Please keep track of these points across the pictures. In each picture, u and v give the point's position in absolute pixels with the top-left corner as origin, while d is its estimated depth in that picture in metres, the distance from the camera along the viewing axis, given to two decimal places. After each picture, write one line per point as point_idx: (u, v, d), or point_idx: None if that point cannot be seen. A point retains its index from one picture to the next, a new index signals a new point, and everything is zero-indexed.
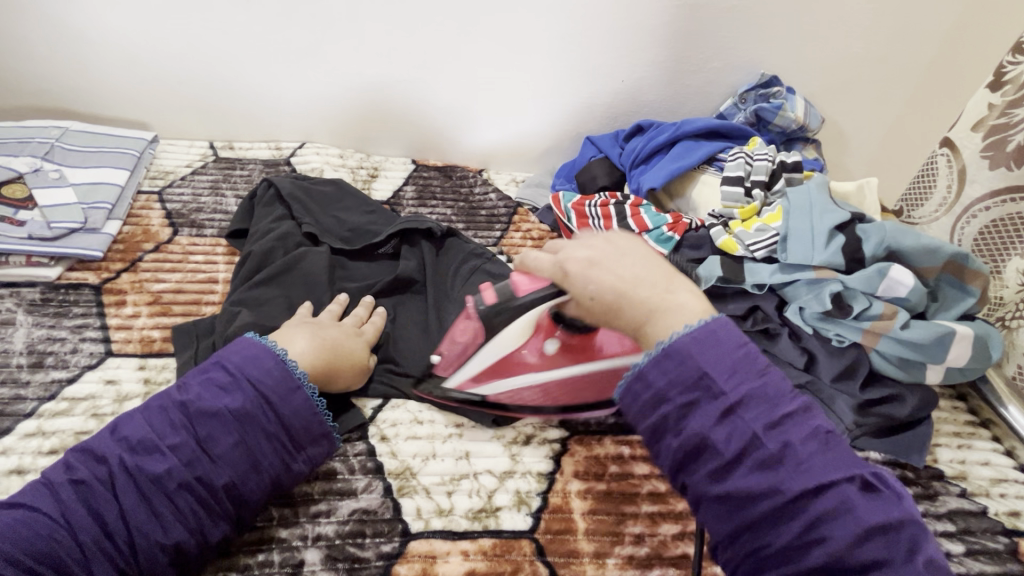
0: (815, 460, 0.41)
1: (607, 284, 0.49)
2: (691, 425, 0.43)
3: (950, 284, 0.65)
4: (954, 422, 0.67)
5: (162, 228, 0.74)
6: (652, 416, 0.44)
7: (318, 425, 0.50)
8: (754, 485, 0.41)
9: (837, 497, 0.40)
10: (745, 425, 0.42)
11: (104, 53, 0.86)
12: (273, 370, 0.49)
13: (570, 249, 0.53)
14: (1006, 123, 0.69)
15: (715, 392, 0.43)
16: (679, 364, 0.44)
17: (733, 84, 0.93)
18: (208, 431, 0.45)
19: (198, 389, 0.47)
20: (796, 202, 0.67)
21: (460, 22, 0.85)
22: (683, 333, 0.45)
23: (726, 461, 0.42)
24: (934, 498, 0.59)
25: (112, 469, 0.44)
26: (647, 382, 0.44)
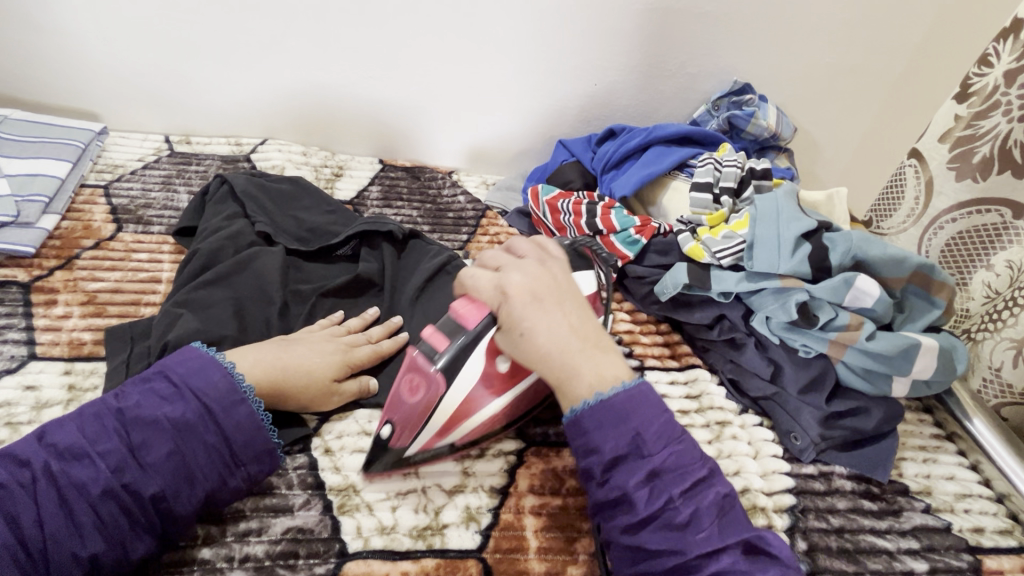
0: (713, 525, 0.42)
1: (542, 325, 0.46)
2: (615, 478, 0.44)
3: (916, 295, 0.64)
4: (920, 435, 0.67)
5: (105, 224, 0.70)
6: (582, 462, 0.45)
7: (262, 441, 0.46)
8: (660, 542, 0.42)
9: (727, 564, 0.41)
10: (663, 489, 0.43)
11: (51, 40, 0.82)
12: (222, 382, 0.46)
13: (510, 272, 0.49)
14: (972, 135, 0.67)
15: (643, 451, 0.43)
16: (615, 424, 0.44)
17: (706, 91, 0.92)
18: (143, 438, 0.42)
19: (141, 394, 0.44)
20: (762, 210, 0.65)
21: (429, 20, 0.83)
22: (618, 390, 0.45)
23: (641, 518, 0.42)
24: (898, 514, 0.57)
25: (32, 472, 0.40)
26: (599, 427, 0.44)
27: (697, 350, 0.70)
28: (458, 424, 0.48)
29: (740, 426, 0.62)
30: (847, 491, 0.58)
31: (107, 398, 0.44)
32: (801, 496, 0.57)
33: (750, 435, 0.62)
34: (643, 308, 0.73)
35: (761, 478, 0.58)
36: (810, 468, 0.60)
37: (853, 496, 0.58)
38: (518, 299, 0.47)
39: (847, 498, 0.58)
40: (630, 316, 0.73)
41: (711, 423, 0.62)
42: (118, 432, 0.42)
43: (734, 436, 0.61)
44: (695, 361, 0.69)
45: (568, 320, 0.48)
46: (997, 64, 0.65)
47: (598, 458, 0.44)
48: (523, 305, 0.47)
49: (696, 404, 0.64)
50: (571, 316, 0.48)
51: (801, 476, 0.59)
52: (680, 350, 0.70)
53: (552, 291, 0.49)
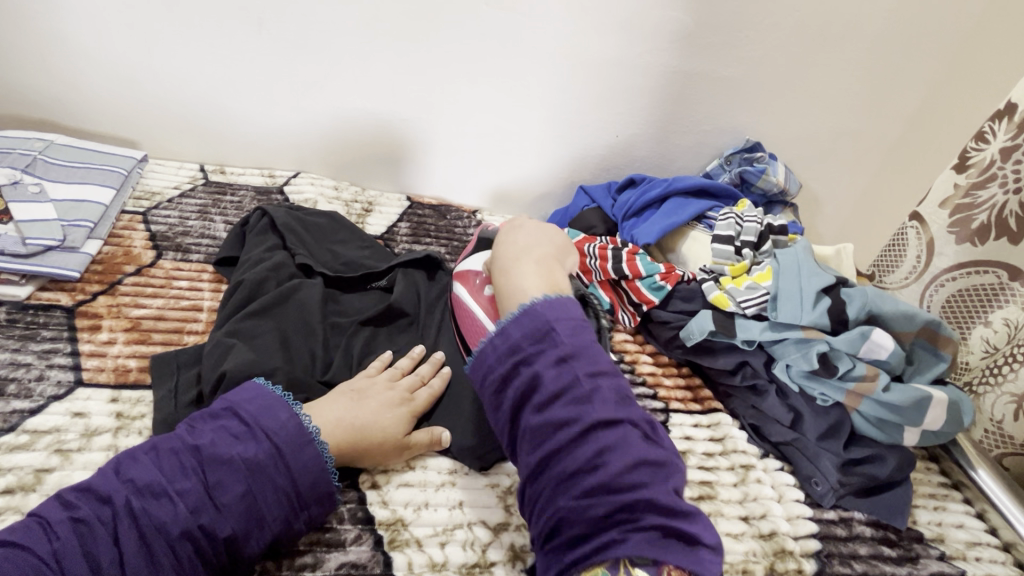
0: (612, 401, 0.47)
1: (513, 241, 0.63)
2: (529, 369, 0.48)
3: (923, 348, 0.68)
4: (929, 483, 0.70)
5: (145, 251, 0.71)
6: (500, 367, 0.49)
7: (325, 484, 0.47)
8: (565, 414, 0.46)
9: (619, 434, 0.45)
10: (571, 371, 0.47)
11: (97, 68, 0.84)
12: (290, 423, 0.47)
13: (520, 233, 0.64)
14: (971, 203, 0.73)
15: (554, 341, 0.49)
16: (576, 355, 0.48)
17: (719, 146, 0.98)
18: (218, 477, 0.43)
19: (214, 431, 0.45)
20: (784, 264, 0.70)
21: (468, 70, 0.87)
22: (539, 298, 0.52)
23: (581, 459, 0.44)
24: (915, 561, 0.60)
25: (113, 509, 0.41)
26: (504, 335, 0.50)
27: (719, 395, 0.72)
28: (460, 281, 0.65)
29: (764, 470, 0.65)
30: (867, 537, 0.61)
31: (181, 433, 0.45)
32: (824, 540, 0.59)
33: (773, 479, 0.64)
34: (666, 351, 0.76)
35: (787, 522, 0.60)
36: (831, 513, 0.62)
37: (873, 541, 0.60)
38: (511, 227, 0.67)
39: (867, 544, 0.60)
40: (653, 358, 0.76)
41: (736, 466, 0.64)
42: (196, 469, 0.43)
43: (759, 480, 0.64)
44: (716, 405, 0.72)
45: (534, 268, 0.59)
46: (993, 141, 0.71)
47: (539, 399, 0.47)
48: (511, 251, 0.62)
49: (721, 447, 0.66)
50: (536, 239, 0.64)
51: (823, 522, 0.61)
52: (704, 394, 0.73)
53: (549, 230, 0.67)
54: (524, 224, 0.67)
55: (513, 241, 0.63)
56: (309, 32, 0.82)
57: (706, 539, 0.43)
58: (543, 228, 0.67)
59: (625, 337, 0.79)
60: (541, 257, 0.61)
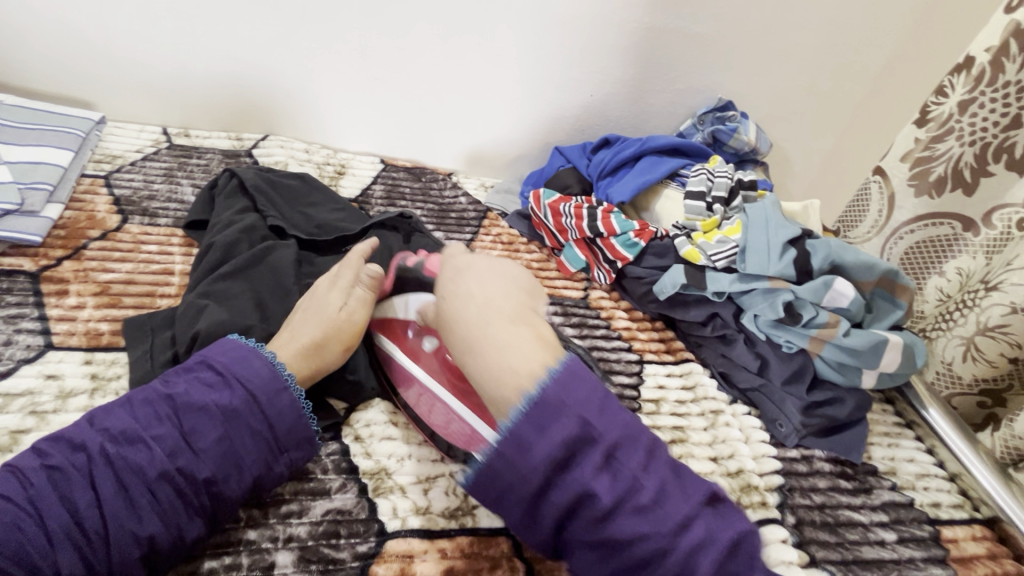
0: (679, 497, 0.41)
1: (468, 291, 0.48)
2: (572, 477, 0.40)
3: (882, 296, 0.72)
4: (884, 423, 0.74)
5: (109, 215, 0.69)
6: (524, 486, 0.40)
7: (303, 429, 0.48)
8: (629, 529, 0.39)
9: (703, 529, 0.40)
10: (623, 472, 0.40)
11: (47, 25, 0.79)
12: (264, 370, 0.47)
13: (473, 277, 0.50)
14: (929, 155, 0.76)
15: (594, 437, 0.40)
16: (554, 417, 0.40)
17: (692, 105, 0.99)
18: (194, 424, 0.44)
19: (187, 380, 0.46)
20: (753, 217, 0.72)
21: (438, 25, 0.85)
22: (549, 380, 0.41)
23: (607, 508, 0.39)
24: (869, 492, 0.64)
25: (88, 455, 0.41)
26: (522, 444, 0.40)
27: (690, 346, 0.75)
28: (389, 338, 0.56)
29: (732, 415, 0.68)
30: (826, 472, 0.65)
31: (156, 383, 0.46)
32: (787, 476, 0.63)
33: (741, 422, 0.67)
34: (640, 306, 0.78)
35: (753, 461, 0.63)
36: (794, 451, 0.66)
37: (831, 476, 0.64)
38: (449, 274, 0.51)
39: (826, 478, 0.64)
40: (628, 314, 0.78)
41: (706, 412, 0.67)
42: (171, 416, 0.44)
43: (727, 423, 0.67)
44: (688, 356, 0.74)
45: (497, 294, 0.48)
46: (951, 94, 0.73)
47: (553, 460, 0.39)
48: (455, 268, 0.51)
49: (692, 395, 0.69)
50: (500, 282, 0.49)
51: (787, 459, 0.65)
52: (676, 346, 0.75)
53: (501, 266, 0.52)
54: (475, 263, 0.51)
55: (466, 296, 0.48)
56: None
57: None
58: (487, 257, 0.53)
59: (601, 294, 0.80)
60: (517, 313, 0.46)
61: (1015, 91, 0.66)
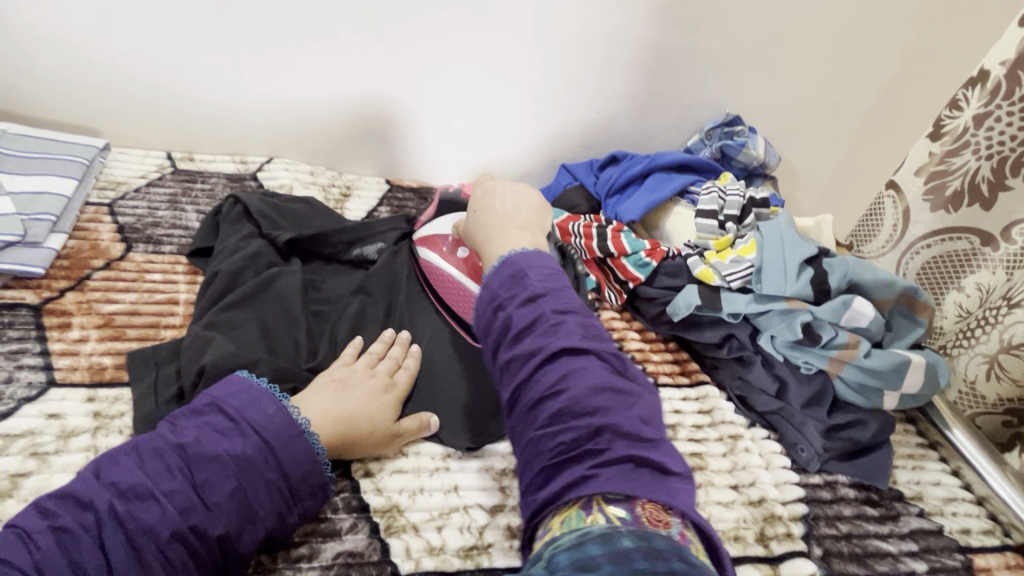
0: (576, 331, 0.45)
1: (492, 209, 0.60)
2: (513, 315, 0.47)
3: (902, 315, 0.70)
4: (907, 444, 0.72)
5: (113, 244, 0.68)
6: (481, 313, 0.49)
7: (318, 475, 0.46)
8: (532, 345, 0.45)
9: (593, 364, 0.44)
10: (537, 307, 0.46)
11: (52, 52, 0.79)
12: (278, 416, 0.46)
13: (495, 198, 0.61)
14: (944, 170, 0.74)
15: (523, 284, 0.48)
16: (510, 273, 0.50)
17: (699, 120, 0.98)
18: (206, 476, 0.42)
19: (198, 429, 0.44)
20: (767, 236, 0.71)
21: (444, 44, 0.85)
22: (516, 251, 0.52)
23: (519, 328, 0.46)
24: (896, 519, 0.62)
25: (97, 514, 0.40)
26: (484, 287, 0.50)
27: (706, 368, 0.73)
28: (426, 246, 0.68)
29: (751, 440, 0.66)
30: (851, 499, 0.62)
31: (165, 431, 0.45)
32: (811, 504, 0.61)
33: (761, 447, 0.65)
34: (652, 328, 0.76)
35: (775, 488, 0.61)
36: (816, 478, 0.64)
37: (856, 503, 0.62)
38: (478, 197, 0.63)
39: (851, 505, 0.62)
40: (640, 334, 0.76)
41: (724, 437, 0.65)
42: (183, 468, 0.42)
43: (746, 449, 0.65)
44: (704, 378, 0.72)
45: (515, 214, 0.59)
46: (966, 108, 0.72)
47: (496, 300, 0.48)
48: (483, 192, 0.63)
49: (709, 419, 0.67)
50: (516, 203, 0.60)
51: (809, 486, 0.63)
52: (690, 368, 0.73)
53: (527, 192, 0.63)
54: (501, 188, 0.62)
55: (492, 210, 0.60)
56: (277, 9, 0.79)
57: (671, 468, 0.41)
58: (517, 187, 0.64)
59: (611, 314, 0.78)
60: (528, 223, 0.58)
61: None
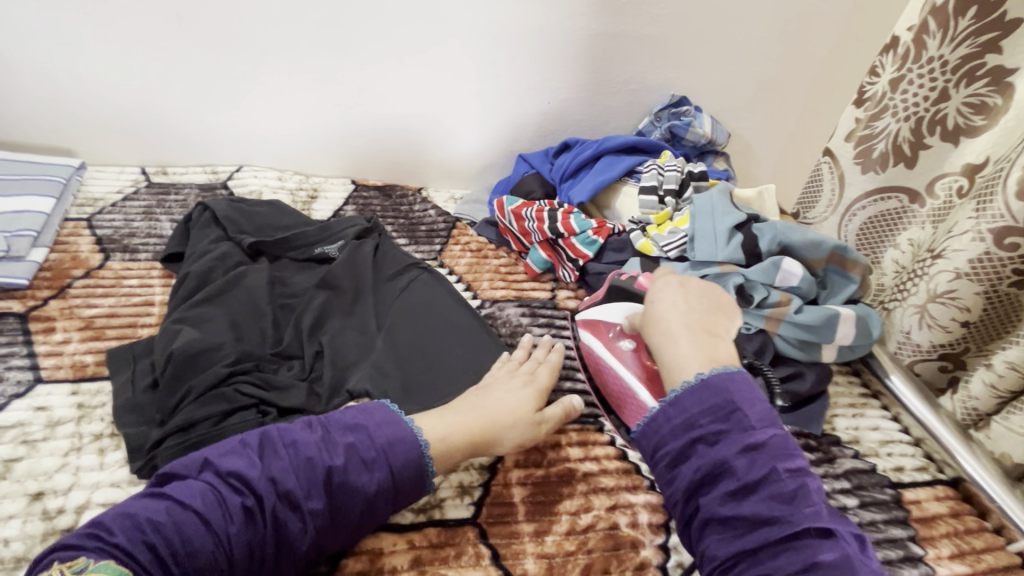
0: (821, 504, 0.45)
1: (664, 308, 0.58)
2: (716, 452, 0.48)
3: (835, 273, 0.74)
4: (849, 394, 0.77)
5: (92, 254, 0.73)
6: (673, 442, 0.49)
7: (412, 489, 0.49)
8: (764, 510, 0.44)
9: (837, 547, 0.43)
10: (764, 461, 0.46)
11: (28, 82, 0.84)
12: (411, 459, 0.49)
13: (655, 298, 0.60)
14: (870, 134, 0.79)
15: (746, 426, 0.48)
16: (717, 396, 0.50)
17: (648, 104, 1.03)
18: (345, 504, 0.46)
19: (352, 458, 0.47)
20: (700, 207, 0.76)
21: (396, 47, 0.89)
22: (716, 371, 0.51)
23: (745, 485, 0.46)
24: (832, 461, 0.66)
25: (263, 507, 0.44)
26: (679, 406, 0.50)
27: None
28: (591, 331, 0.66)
29: None
30: None
31: (320, 445, 0.47)
32: None
33: None
34: None
35: None
36: None
37: None
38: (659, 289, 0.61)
39: None
40: None
41: None
42: (314, 496, 0.45)
43: None
44: None
45: (695, 305, 0.59)
46: (883, 74, 0.77)
47: (696, 430, 0.49)
48: (662, 283, 0.62)
49: None
50: (692, 304, 0.59)
51: None
52: None
53: (695, 285, 0.61)
54: (672, 284, 0.61)
55: (671, 305, 0.59)
56: (234, 26, 0.84)
57: None
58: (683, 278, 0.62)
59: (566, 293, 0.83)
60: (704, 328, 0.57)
61: (938, 65, 0.70)
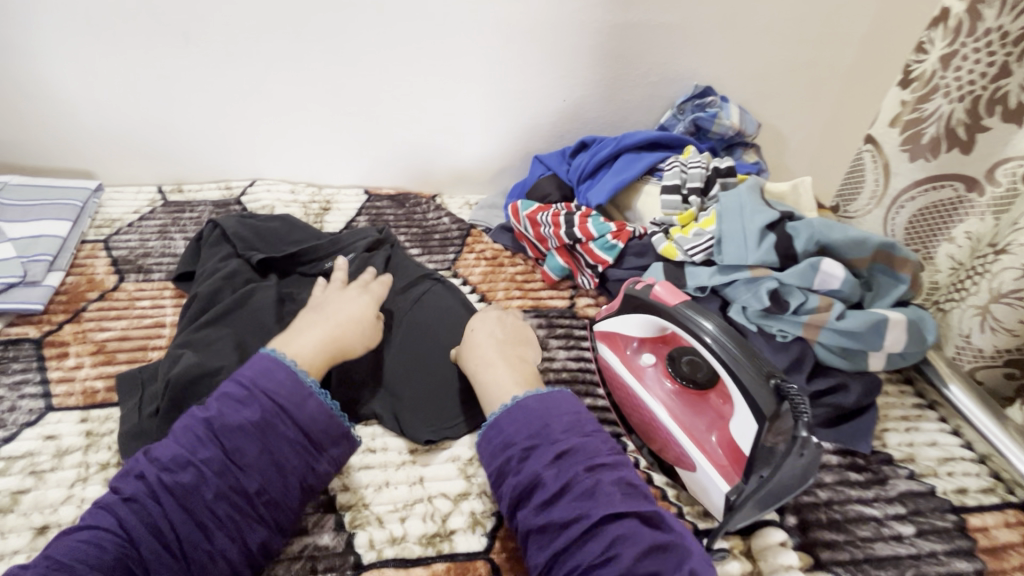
0: (614, 494, 0.44)
1: (486, 336, 0.59)
2: (528, 465, 0.46)
3: (882, 273, 0.67)
4: (902, 406, 0.70)
5: (108, 276, 0.73)
6: (497, 458, 0.48)
7: (336, 425, 0.49)
8: (569, 512, 0.44)
9: (630, 524, 0.43)
10: (569, 467, 0.46)
11: (46, 107, 0.85)
12: (286, 381, 0.48)
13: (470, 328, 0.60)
14: (918, 117, 0.71)
15: (550, 436, 0.47)
16: (527, 422, 0.48)
17: (670, 96, 0.97)
18: (236, 443, 0.45)
19: (223, 399, 0.47)
20: (727, 205, 0.70)
21: (404, 52, 0.86)
22: (527, 394, 0.50)
23: (551, 493, 0.45)
24: (884, 483, 0.60)
25: (146, 487, 0.43)
26: (498, 428, 0.49)
27: None
28: (608, 345, 0.65)
29: None
30: (834, 465, 0.61)
31: (234, 402, 0.46)
32: None
33: None
34: None
35: None
36: None
37: (839, 469, 0.61)
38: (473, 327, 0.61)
39: (834, 472, 0.60)
40: None
41: None
42: (199, 446, 0.44)
43: None
44: None
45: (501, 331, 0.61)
46: (931, 51, 0.69)
47: (510, 448, 0.48)
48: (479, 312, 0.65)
49: None
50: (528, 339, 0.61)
51: None
52: None
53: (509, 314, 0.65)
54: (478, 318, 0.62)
55: (471, 337, 0.60)
56: (240, 40, 0.82)
57: None
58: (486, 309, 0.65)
59: (587, 301, 0.79)
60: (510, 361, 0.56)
61: (997, 38, 0.62)
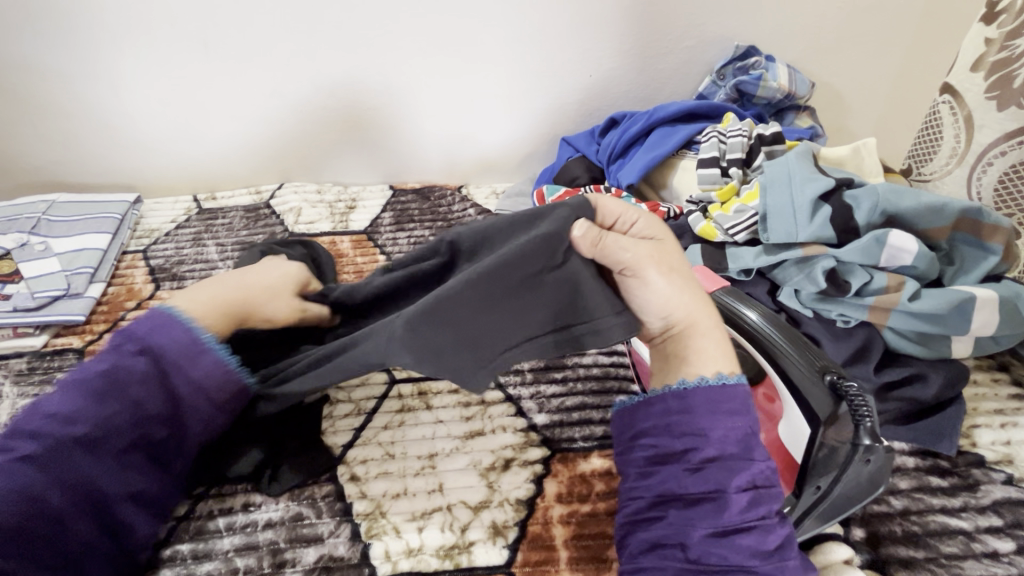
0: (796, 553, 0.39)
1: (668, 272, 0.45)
2: (711, 475, 0.40)
3: (966, 243, 0.58)
4: (996, 398, 0.60)
5: (145, 285, 0.76)
6: (670, 444, 0.42)
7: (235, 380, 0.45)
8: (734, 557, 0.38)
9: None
10: (763, 500, 0.39)
11: (85, 125, 0.88)
12: (182, 337, 0.44)
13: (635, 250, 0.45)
14: (1007, 57, 0.61)
15: (752, 454, 0.41)
16: (735, 416, 0.41)
17: (709, 61, 0.88)
18: (135, 399, 0.42)
19: (117, 354, 0.43)
20: (772, 175, 0.61)
21: (420, 37, 0.82)
22: (713, 381, 0.43)
23: (731, 526, 0.38)
24: (974, 489, 0.51)
25: (46, 443, 0.40)
26: (664, 418, 0.43)
27: None
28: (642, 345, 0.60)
29: None
30: (910, 469, 0.53)
31: (128, 360, 0.43)
32: None
33: None
34: None
35: None
36: None
37: (917, 473, 0.53)
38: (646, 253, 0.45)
39: (910, 476, 0.52)
40: None
41: None
42: (103, 405, 0.41)
43: None
44: None
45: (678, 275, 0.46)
46: None
47: (694, 449, 0.41)
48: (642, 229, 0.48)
49: None
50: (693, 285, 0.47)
51: None
52: None
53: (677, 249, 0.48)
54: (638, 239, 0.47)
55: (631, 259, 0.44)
56: (256, 41, 0.81)
57: None
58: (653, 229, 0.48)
59: None
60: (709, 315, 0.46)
61: None
